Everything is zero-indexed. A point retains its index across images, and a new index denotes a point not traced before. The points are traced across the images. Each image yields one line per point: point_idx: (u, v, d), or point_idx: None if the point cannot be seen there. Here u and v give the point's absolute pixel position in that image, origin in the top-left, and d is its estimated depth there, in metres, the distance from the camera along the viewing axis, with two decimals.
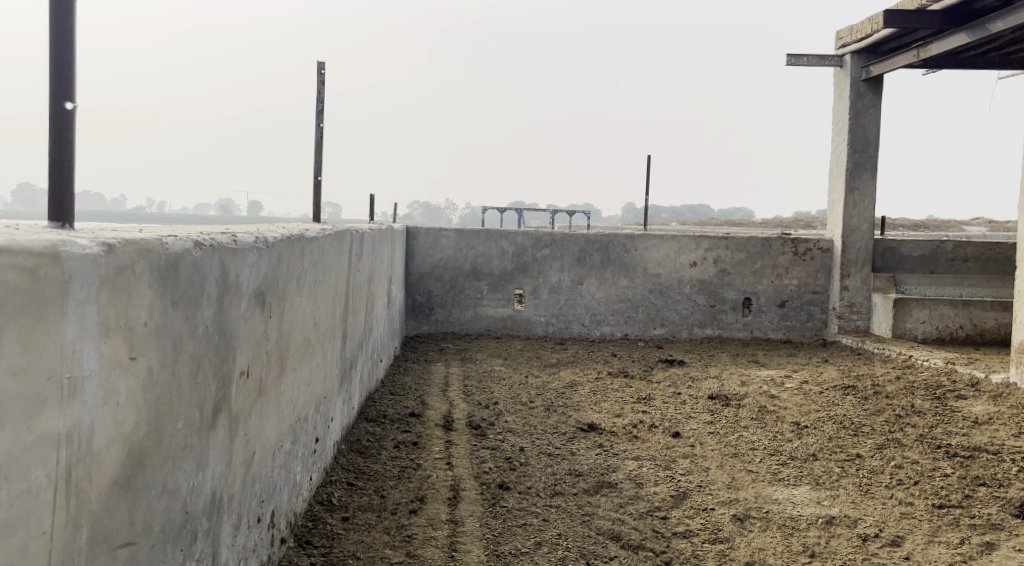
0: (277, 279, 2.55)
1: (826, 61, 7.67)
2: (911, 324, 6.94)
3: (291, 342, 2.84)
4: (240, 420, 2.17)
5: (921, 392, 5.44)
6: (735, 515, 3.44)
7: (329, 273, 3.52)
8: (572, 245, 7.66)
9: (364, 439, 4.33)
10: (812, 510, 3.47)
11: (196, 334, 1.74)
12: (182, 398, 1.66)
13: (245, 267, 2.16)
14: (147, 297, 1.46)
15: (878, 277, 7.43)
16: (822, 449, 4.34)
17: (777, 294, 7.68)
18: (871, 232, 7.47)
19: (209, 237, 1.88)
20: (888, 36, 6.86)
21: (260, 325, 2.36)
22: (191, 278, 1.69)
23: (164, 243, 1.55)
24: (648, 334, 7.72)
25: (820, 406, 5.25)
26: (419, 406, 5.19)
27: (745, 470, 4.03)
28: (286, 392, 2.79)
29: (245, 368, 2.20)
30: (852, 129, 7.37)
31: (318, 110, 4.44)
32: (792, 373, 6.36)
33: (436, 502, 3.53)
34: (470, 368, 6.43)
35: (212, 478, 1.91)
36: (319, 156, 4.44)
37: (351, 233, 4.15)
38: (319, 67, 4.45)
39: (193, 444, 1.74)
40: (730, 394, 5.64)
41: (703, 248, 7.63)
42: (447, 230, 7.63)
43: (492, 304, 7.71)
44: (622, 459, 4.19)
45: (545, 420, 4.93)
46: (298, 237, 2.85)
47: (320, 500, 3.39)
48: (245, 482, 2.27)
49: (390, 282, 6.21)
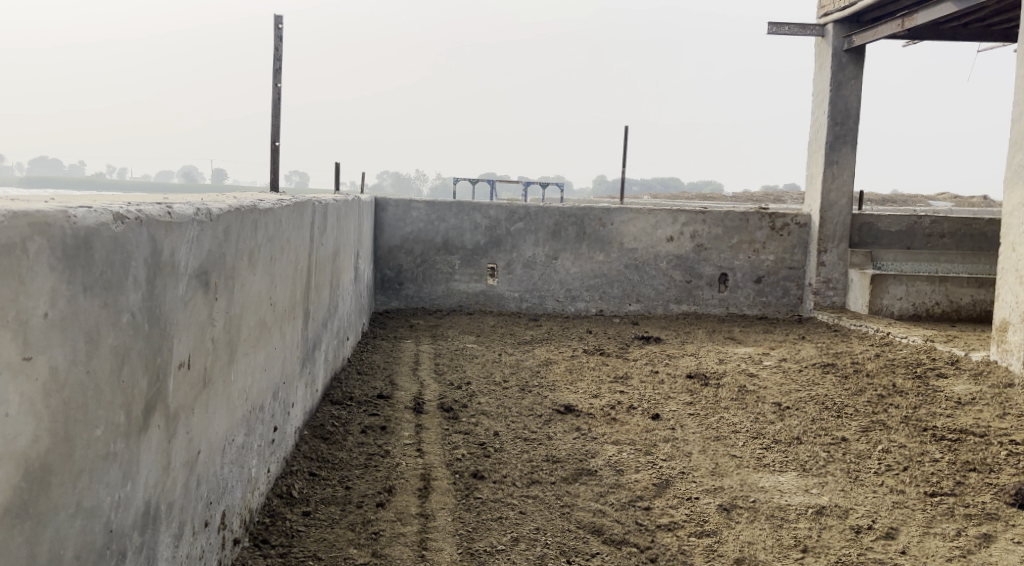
0: (225, 256, 2.31)
1: (808, 30, 7.49)
2: (887, 301, 6.85)
3: (244, 326, 2.60)
4: (180, 417, 2.01)
5: (901, 371, 5.33)
6: (721, 505, 3.28)
7: (288, 247, 3.27)
8: (546, 218, 7.43)
9: (329, 424, 4.10)
10: (801, 499, 3.33)
11: (119, 324, 1.59)
12: (101, 400, 1.53)
13: (183, 244, 1.94)
14: (46, 283, 1.35)
15: (855, 253, 7.31)
16: (806, 432, 4.19)
17: (753, 269, 7.52)
18: (849, 207, 7.35)
19: (137, 208, 1.70)
20: (871, 5, 6.67)
21: (205, 308, 2.14)
22: (110, 257, 1.55)
23: (71, 216, 1.43)
24: (624, 310, 7.55)
25: (801, 386, 5.11)
26: (388, 387, 4.97)
27: (728, 454, 3.86)
28: (237, 381, 2.57)
29: (186, 358, 2.01)
30: (832, 100, 7.20)
31: (275, 69, 4.15)
32: (770, 350, 6.21)
33: (405, 493, 3.33)
34: (442, 346, 6.19)
35: (145, 488, 1.79)
36: (277, 120, 4.16)
37: (313, 204, 3.88)
38: (276, 22, 4.17)
39: (118, 451, 1.62)
40: (709, 373, 5.48)
41: (680, 222, 7.45)
42: (418, 201, 7.35)
43: (464, 279, 7.48)
44: (601, 443, 4.01)
45: (520, 401, 4.74)
46: (251, 209, 2.61)
47: (279, 493, 3.16)
48: (189, 485, 2.12)
49: (358, 256, 5.93)
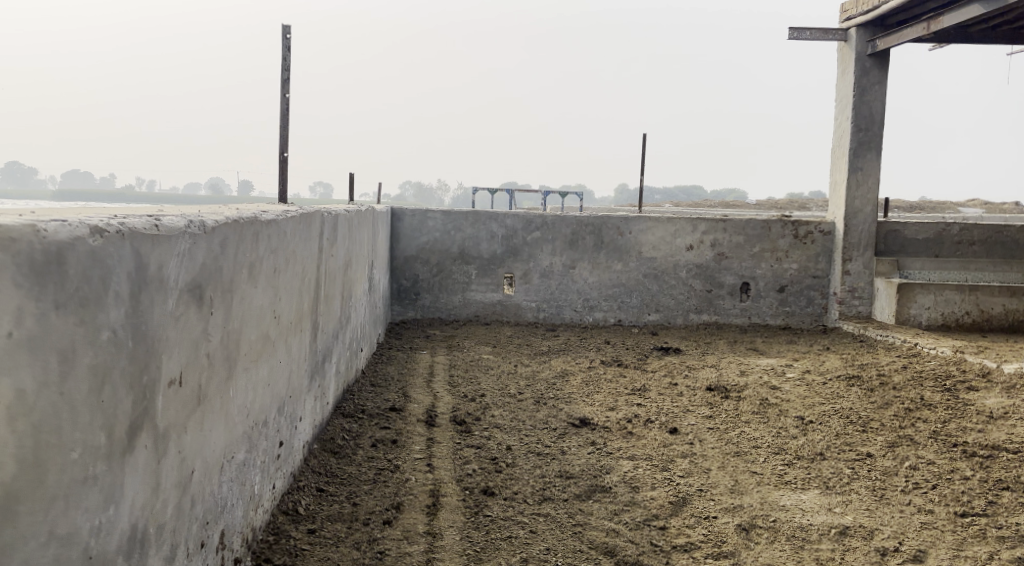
0: (222, 269, 2.24)
1: (831, 35, 7.36)
2: (916, 311, 6.64)
3: (244, 341, 2.53)
4: (171, 436, 1.93)
5: (930, 384, 5.15)
6: (740, 525, 3.15)
7: (294, 259, 3.20)
8: (563, 227, 7.34)
9: (339, 438, 4.03)
10: (823, 519, 3.20)
11: (98, 342, 1.51)
12: (78, 423, 1.46)
13: (173, 258, 1.87)
14: (11, 301, 1.28)
15: (880, 261, 7.13)
16: (829, 447, 4.05)
17: (775, 278, 7.37)
18: (874, 215, 7.17)
19: (121, 221, 1.63)
20: (895, 8, 6.52)
21: (199, 324, 2.07)
22: (89, 273, 1.47)
23: (41, 230, 1.36)
24: (643, 320, 7.42)
25: (825, 399, 4.96)
26: (401, 399, 4.89)
27: (749, 471, 3.73)
28: (237, 397, 2.49)
29: (177, 376, 1.94)
30: (855, 105, 7.04)
31: (284, 79, 4.10)
32: (793, 361, 6.06)
33: (413, 511, 3.24)
34: (457, 357, 6.11)
35: (131, 511, 1.71)
36: (286, 130, 4.10)
37: (322, 215, 3.81)
38: (285, 31, 4.12)
39: (98, 474, 1.54)
40: (730, 385, 5.34)
41: (700, 231, 7.32)
42: (434, 211, 7.29)
43: (480, 289, 7.40)
44: (617, 458, 3.90)
45: (535, 414, 4.64)
46: (251, 220, 2.54)
47: (284, 510, 3.09)
48: (182, 505, 2.04)
49: (371, 267, 5.86)
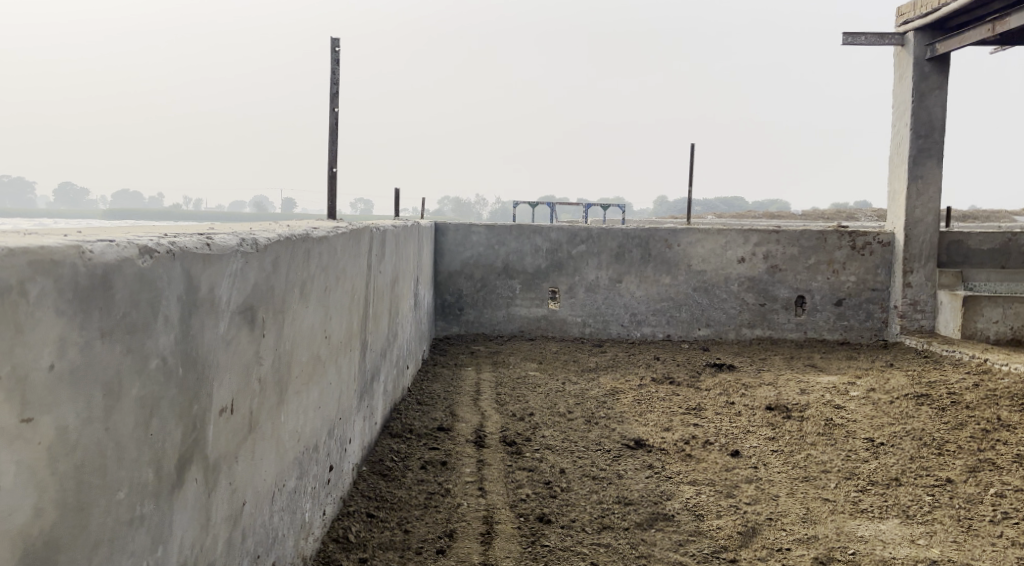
0: (274, 290, 2.12)
1: (888, 39, 7.10)
2: (983, 324, 6.31)
3: (295, 363, 2.42)
4: (222, 467, 1.81)
5: (1006, 402, 4.85)
6: (816, 557, 2.95)
7: (344, 277, 3.09)
8: (610, 240, 7.17)
9: (388, 459, 3.90)
10: (907, 551, 2.98)
11: (147, 371, 1.39)
12: (124, 459, 1.33)
13: (225, 278, 1.75)
14: (52, 330, 1.16)
15: (944, 273, 6.79)
16: (905, 472, 3.81)
17: (833, 292, 7.11)
18: (937, 225, 6.86)
19: (171, 240, 1.51)
20: (956, 10, 6.26)
21: (250, 347, 1.95)
22: (137, 299, 1.35)
23: (85, 251, 1.24)
24: (693, 335, 7.20)
25: (893, 420, 4.70)
26: (449, 418, 4.75)
27: (820, 499, 3.51)
28: (287, 423, 2.37)
29: (228, 404, 1.81)
30: (915, 111, 6.76)
31: (332, 93, 4.01)
32: (856, 379, 5.80)
33: (467, 539, 3.09)
34: (503, 373, 5.96)
35: (180, 550, 1.58)
36: (333, 143, 4.00)
37: (371, 231, 3.70)
38: (333, 43, 4.04)
39: (146, 513, 1.42)
40: (790, 404, 5.10)
41: (752, 243, 7.08)
42: (478, 225, 7.18)
43: (526, 304, 7.26)
44: (677, 483, 3.71)
45: (587, 435, 4.45)
46: (303, 237, 2.43)
47: (335, 537, 2.96)
48: (232, 540, 1.91)
49: (417, 282, 5.76)
